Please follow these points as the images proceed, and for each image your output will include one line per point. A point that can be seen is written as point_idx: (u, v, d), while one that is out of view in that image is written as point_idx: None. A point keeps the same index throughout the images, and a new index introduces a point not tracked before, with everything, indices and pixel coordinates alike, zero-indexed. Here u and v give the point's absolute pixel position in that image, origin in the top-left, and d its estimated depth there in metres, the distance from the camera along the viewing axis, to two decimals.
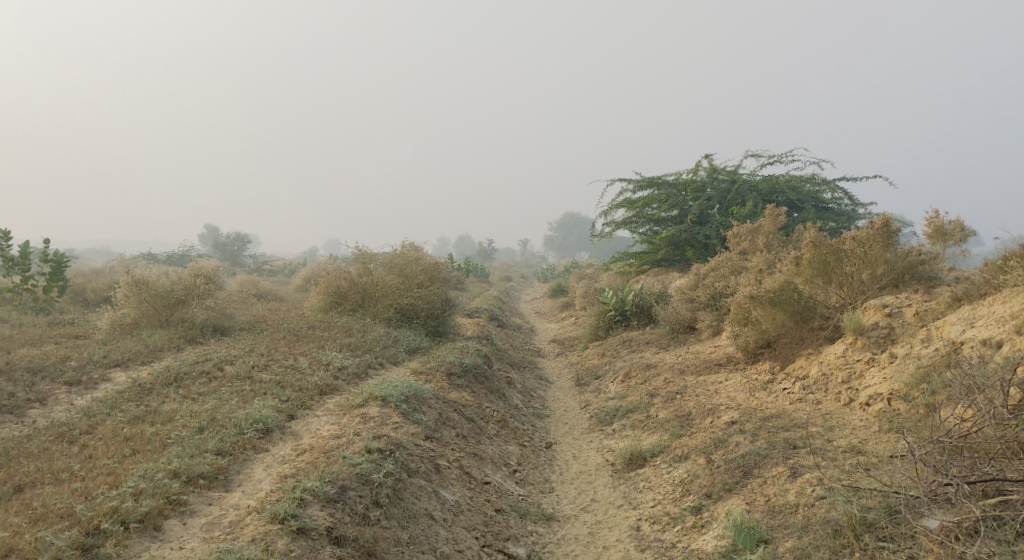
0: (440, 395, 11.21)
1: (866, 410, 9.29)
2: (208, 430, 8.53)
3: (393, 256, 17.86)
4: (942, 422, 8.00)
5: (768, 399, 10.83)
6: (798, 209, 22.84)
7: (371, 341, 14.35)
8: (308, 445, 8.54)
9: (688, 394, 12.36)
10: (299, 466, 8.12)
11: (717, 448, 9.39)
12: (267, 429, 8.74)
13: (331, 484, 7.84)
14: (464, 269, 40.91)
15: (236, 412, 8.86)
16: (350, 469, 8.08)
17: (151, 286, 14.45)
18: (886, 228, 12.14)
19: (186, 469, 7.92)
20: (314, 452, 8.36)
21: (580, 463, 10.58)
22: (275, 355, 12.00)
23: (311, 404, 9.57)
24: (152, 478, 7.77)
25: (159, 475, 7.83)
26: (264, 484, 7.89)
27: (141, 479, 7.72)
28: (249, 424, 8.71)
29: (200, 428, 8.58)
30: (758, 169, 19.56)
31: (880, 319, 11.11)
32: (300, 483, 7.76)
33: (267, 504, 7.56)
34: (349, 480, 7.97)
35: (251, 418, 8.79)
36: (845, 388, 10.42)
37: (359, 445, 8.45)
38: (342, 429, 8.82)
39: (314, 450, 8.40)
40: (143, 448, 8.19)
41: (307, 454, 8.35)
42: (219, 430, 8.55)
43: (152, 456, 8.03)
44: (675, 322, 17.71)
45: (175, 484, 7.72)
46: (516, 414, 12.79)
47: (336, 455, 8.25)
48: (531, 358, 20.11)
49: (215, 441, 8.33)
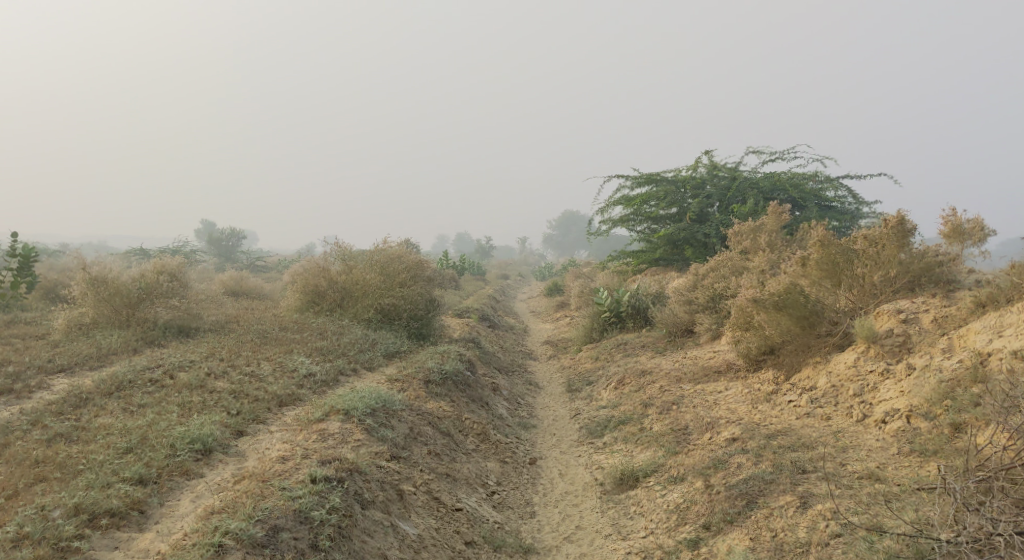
0: (414, 406, 10.27)
1: (882, 428, 8.36)
2: (134, 453, 7.63)
3: (374, 252, 16.88)
4: (986, 448, 7.12)
5: (772, 413, 9.89)
6: (801, 207, 21.91)
7: (346, 344, 13.40)
8: (249, 470, 7.63)
9: (684, 405, 11.43)
10: (228, 500, 7.17)
11: (717, 469, 8.39)
12: (206, 450, 7.84)
13: (259, 525, 6.92)
14: (459, 267, 39.96)
15: (172, 430, 7.96)
16: (287, 505, 7.12)
17: (110, 283, 13.50)
18: (902, 227, 11.07)
19: (90, 505, 7.01)
20: (252, 481, 7.44)
21: (566, 482, 9.65)
22: (235, 361, 11.07)
23: (267, 418, 8.65)
24: (46, 517, 6.86)
25: (55, 512, 6.91)
26: (182, 525, 6.99)
27: (30, 520, 6.81)
28: (185, 444, 7.81)
29: (126, 449, 7.68)
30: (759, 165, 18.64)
31: (894, 326, 10.16)
32: (223, 524, 6.87)
33: (176, 552, 6.71)
34: (284, 518, 7.02)
35: (188, 437, 7.89)
36: (857, 403, 9.47)
37: (304, 473, 7.49)
38: (294, 450, 7.88)
39: (253, 478, 7.47)
40: (50, 475, 7.30)
41: (244, 482, 7.43)
42: (148, 452, 7.64)
43: (54, 489, 7.13)
44: (672, 325, 16.77)
45: (71, 527, 6.81)
46: (499, 425, 11.85)
47: (275, 487, 7.30)
48: (521, 361, 19.18)
49: (137, 466, 7.44)
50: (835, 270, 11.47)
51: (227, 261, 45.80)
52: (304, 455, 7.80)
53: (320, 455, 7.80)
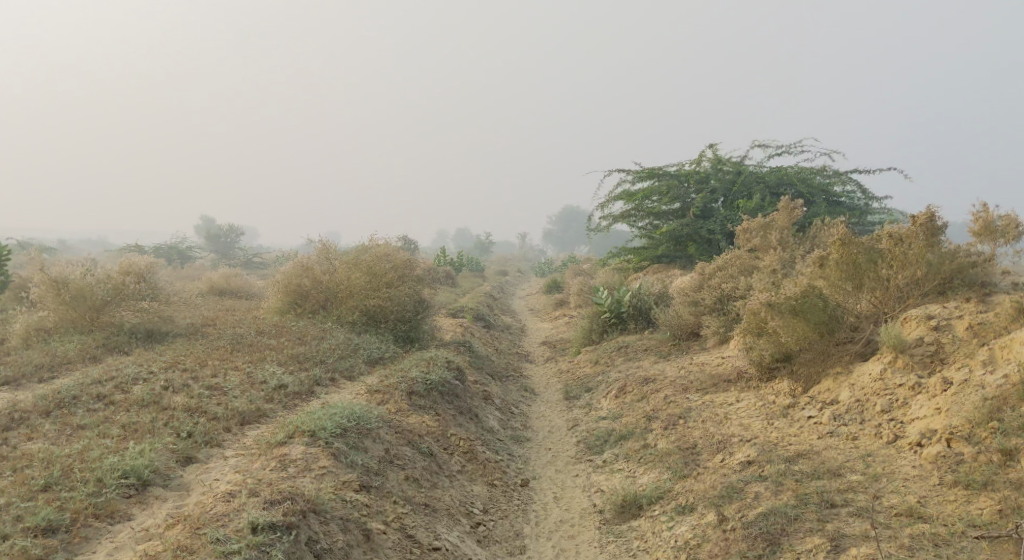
0: (392, 422, 9.31)
1: (918, 453, 7.40)
2: (53, 489, 6.78)
3: (361, 250, 15.85)
4: None
5: (790, 431, 8.90)
6: (809, 203, 20.92)
7: (325, 351, 12.40)
8: (184, 512, 6.74)
9: (692, 419, 10.47)
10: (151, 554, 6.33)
11: (731, 499, 7.61)
12: (142, 484, 6.99)
13: None
14: (457, 263, 38.89)
15: (103, 460, 7.10)
16: None
17: (72, 284, 12.44)
18: (933, 223, 10.17)
19: None
20: (184, 527, 6.55)
21: (561, 508, 8.66)
22: (200, 371, 10.11)
23: (222, 440, 7.75)
24: None
25: None
26: None
27: None
28: (115, 477, 6.95)
29: (45, 485, 6.82)
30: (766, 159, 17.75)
31: (925, 334, 9.16)
32: None
33: None
34: None
35: (119, 471, 7.01)
36: (885, 421, 8.49)
37: (243, 519, 6.58)
38: (242, 484, 7.01)
39: (186, 522, 6.59)
40: None
41: (176, 529, 6.55)
42: (67, 492, 6.76)
43: None
44: (676, 328, 15.79)
45: None
46: (489, 441, 10.87)
47: (205, 536, 6.42)
48: (517, 365, 18.19)
49: (48, 509, 6.57)
50: (857, 271, 10.51)
51: (221, 258, 44.73)
52: (253, 492, 6.92)
53: (270, 491, 6.93)
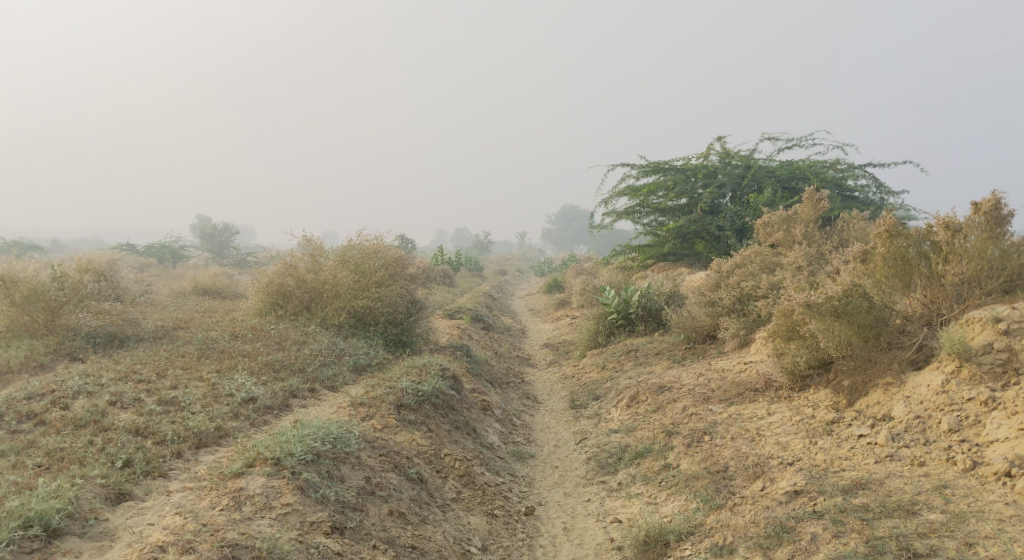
0: (376, 440, 8.08)
1: (1009, 486, 6.65)
2: None
3: (349, 245, 14.54)
4: None
5: (840, 454, 7.63)
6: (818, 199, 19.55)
7: (304, 357, 11.12)
8: None
9: (718, 436, 9.23)
10: None
11: (781, 541, 6.78)
12: (51, 534, 5.90)
13: None
14: (455, 262, 37.62)
15: (10, 500, 6.01)
16: None
17: (21, 284, 11.17)
18: (996, 212, 8.99)
19: None
20: None
21: (572, 544, 7.55)
22: (157, 383, 8.85)
23: (168, 470, 6.66)
24: None
25: None
26: None
27: None
28: (19, 523, 5.87)
29: None
30: (776, 152, 17.40)
31: (993, 339, 7.79)
32: None
33: None
34: None
35: (23, 517, 5.90)
36: (957, 443, 7.21)
37: None
38: (179, 534, 5.97)
39: None
40: None
41: None
42: None
43: None
44: (691, 330, 14.52)
45: None
46: (488, 460, 9.59)
47: None
48: (518, 370, 16.88)
49: None
50: (907, 269, 9.27)
51: (213, 258, 43.33)
52: (188, 547, 5.89)
53: (213, 544, 5.92)
